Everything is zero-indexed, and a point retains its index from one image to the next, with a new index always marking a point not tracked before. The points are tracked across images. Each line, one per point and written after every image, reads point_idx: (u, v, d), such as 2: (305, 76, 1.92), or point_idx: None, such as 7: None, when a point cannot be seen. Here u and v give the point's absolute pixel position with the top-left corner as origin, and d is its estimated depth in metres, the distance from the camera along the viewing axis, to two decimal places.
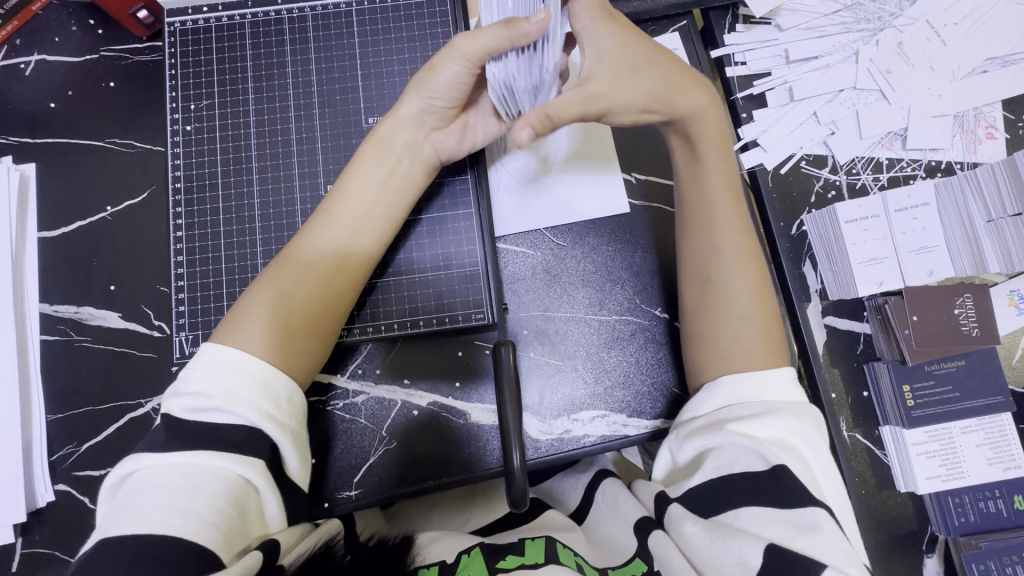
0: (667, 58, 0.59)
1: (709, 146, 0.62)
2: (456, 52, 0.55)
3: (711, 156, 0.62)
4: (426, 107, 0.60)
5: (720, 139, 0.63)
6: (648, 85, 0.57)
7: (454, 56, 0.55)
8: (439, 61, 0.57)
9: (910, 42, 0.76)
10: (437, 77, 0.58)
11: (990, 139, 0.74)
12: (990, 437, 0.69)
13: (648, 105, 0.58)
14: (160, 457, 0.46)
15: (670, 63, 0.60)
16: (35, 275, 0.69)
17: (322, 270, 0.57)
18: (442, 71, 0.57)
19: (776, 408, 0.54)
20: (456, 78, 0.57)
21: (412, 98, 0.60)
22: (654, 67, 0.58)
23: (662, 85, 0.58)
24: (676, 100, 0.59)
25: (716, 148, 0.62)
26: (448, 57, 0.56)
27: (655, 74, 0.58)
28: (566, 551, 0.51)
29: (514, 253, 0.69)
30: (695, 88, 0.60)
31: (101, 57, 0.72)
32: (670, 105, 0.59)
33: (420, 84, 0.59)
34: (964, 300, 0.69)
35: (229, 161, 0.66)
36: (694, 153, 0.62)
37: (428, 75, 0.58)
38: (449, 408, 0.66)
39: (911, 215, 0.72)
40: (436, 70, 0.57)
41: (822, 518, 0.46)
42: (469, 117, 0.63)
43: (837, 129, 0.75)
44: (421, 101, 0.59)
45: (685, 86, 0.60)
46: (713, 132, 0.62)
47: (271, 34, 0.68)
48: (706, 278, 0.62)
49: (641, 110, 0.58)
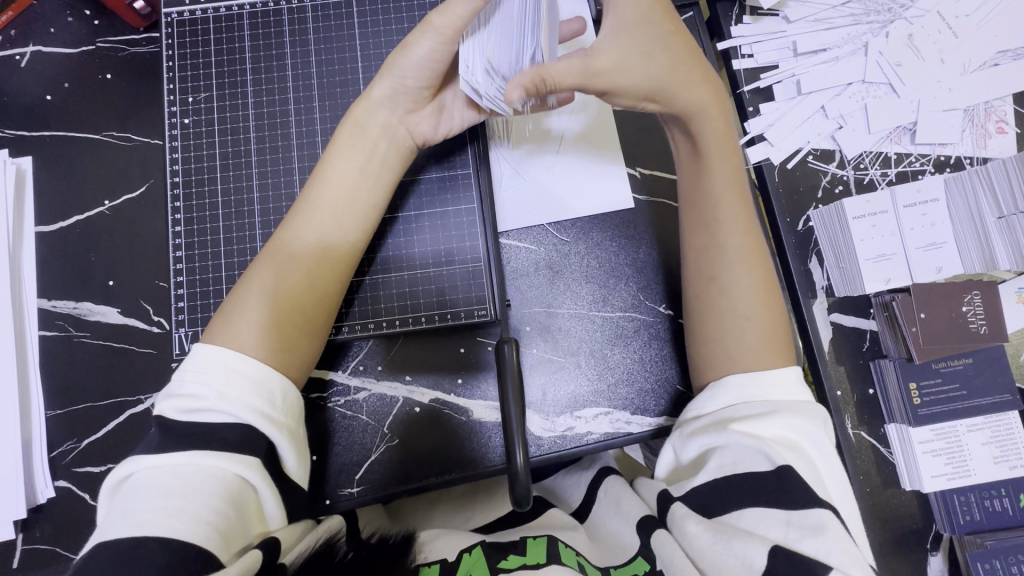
0: (687, 46, 0.58)
1: (712, 145, 0.61)
2: (431, 28, 0.54)
3: (716, 153, 0.61)
4: (400, 87, 0.58)
5: (726, 137, 0.61)
6: (653, 71, 0.56)
7: (428, 32, 0.54)
8: (412, 39, 0.55)
9: (922, 34, 0.74)
10: (410, 56, 0.56)
11: (1000, 133, 0.73)
12: (996, 435, 0.68)
13: (648, 93, 0.57)
14: (156, 457, 0.45)
15: (688, 52, 0.58)
16: (33, 270, 0.68)
17: (307, 261, 0.56)
18: (414, 48, 0.55)
19: (783, 407, 0.53)
20: (430, 54, 0.55)
21: (384, 79, 0.58)
22: (667, 54, 0.57)
23: (668, 74, 0.56)
24: (683, 95, 0.58)
25: (722, 146, 0.61)
26: (420, 33, 0.54)
27: (666, 62, 0.56)
28: (568, 551, 0.51)
29: (517, 248, 0.68)
30: (701, 85, 0.58)
31: (97, 49, 0.71)
32: (672, 98, 0.58)
33: (391, 64, 0.58)
34: (972, 298, 0.69)
35: (228, 155, 0.65)
36: (695, 151, 0.61)
37: (401, 54, 0.57)
38: (450, 405, 0.65)
39: (920, 211, 0.72)
40: (408, 48, 0.56)
41: (827, 519, 0.45)
42: (443, 97, 0.61)
43: (845, 123, 0.74)
44: (392, 81, 0.58)
45: (691, 82, 0.58)
46: (718, 131, 0.61)
47: (270, 25, 0.67)
48: (709, 276, 0.61)
49: (640, 97, 0.57)
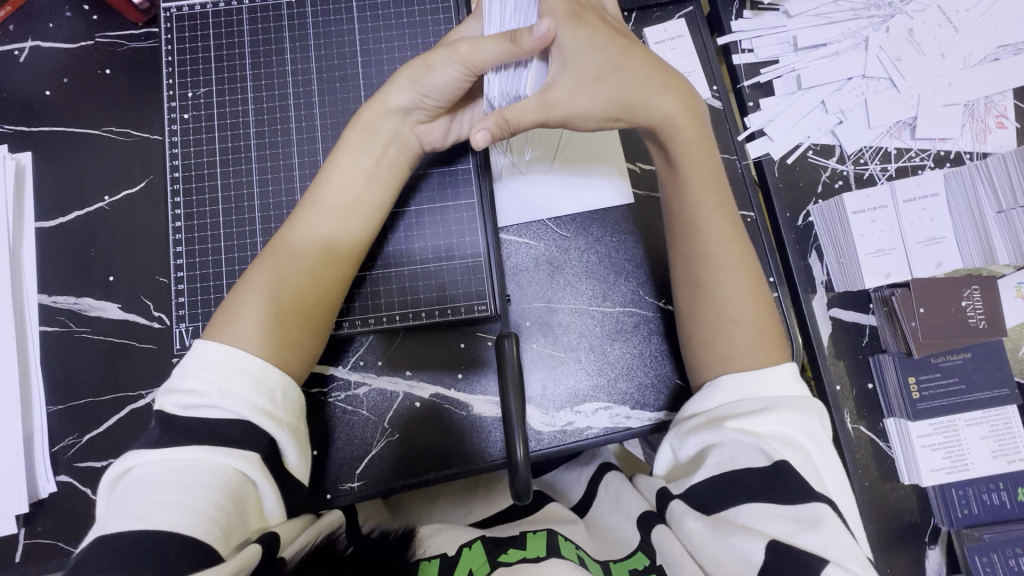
0: (642, 58, 0.57)
1: (683, 154, 0.60)
2: (455, 57, 0.54)
3: (689, 161, 0.60)
4: (419, 103, 0.58)
5: (699, 144, 0.61)
6: (607, 94, 0.56)
7: (452, 60, 0.54)
8: (435, 60, 0.55)
9: (921, 29, 0.74)
10: (432, 78, 0.56)
11: (1000, 128, 0.73)
12: (995, 429, 0.68)
13: (611, 113, 0.57)
14: (158, 453, 0.46)
15: (645, 63, 0.58)
16: (34, 265, 0.68)
17: (311, 260, 0.56)
18: (437, 72, 0.56)
19: (778, 403, 0.53)
20: (451, 81, 0.56)
21: (402, 89, 0.58)
22: (620, 73, 0.56)
23: (628, 91, 0.56)
24: (644, 107, 0.57)
25: (696, 154, 0.61)
26: (445, 57, 0.55)
27: (621, 80, 0.56)
28: (567, 544, 0.51)
29: (517, 244, 0.68)
30: (665, 94, 0.58)
31: (96, 44, 0.71)
32: (635, 112, 0.58)
33: (414, 78, 0.57)
34: (971, 293, 0.69)
35: (227, 150, 0.65)
36: (669, 160, 0.61)
37: (424, 72, 0.56)
38: (450, 400, 0.66)
39: (920, 206, 0.72)
40: (432, 69, 0.56)
41: (825, 513, 0.45)
42: (458, 112, 0.62)
43: (845, 118, 0.74)
44: (413, 95, 0.57)
45: (655, 92, 0.57)
46: (689, 138, 0.60)
47: (269, 20, 0.67)
48: (694, 282, 0.61)
49: (604, 118, 0.57)
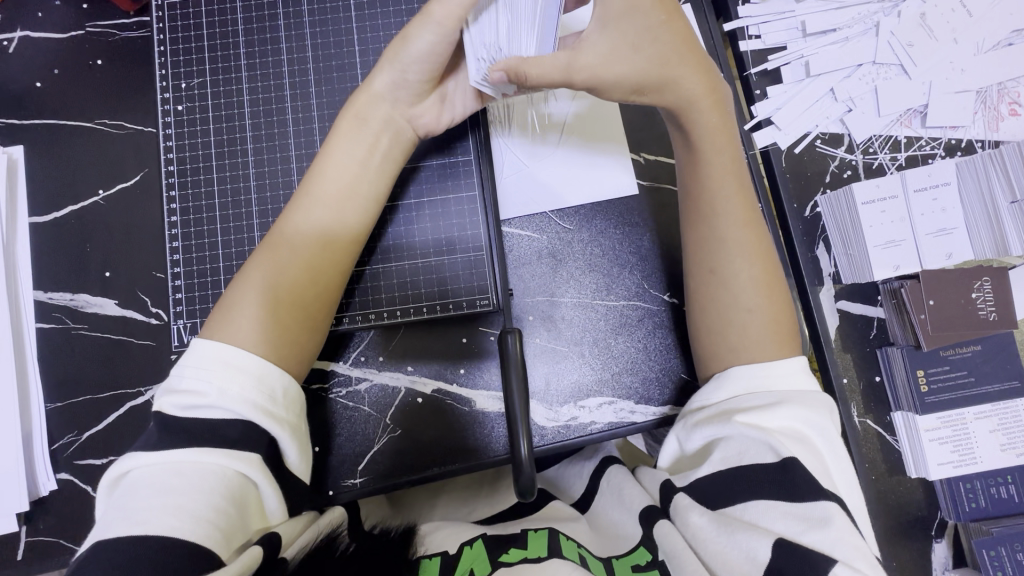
0: (681, 32, 0.56)
1: (704, 137, 0.59)
2: (431, 20, 0.51)
3: (707, 144, 0.59)
4: (401, 81, 0.56)
5: (720, 128, 0.60)
6: (640, 64, 0.54)
7: (427, 24, 0.52)
8: (412, 30, 0.53)
9: (934, 13, 0.72)
10: (411, 49, 0.54)
11: (1013, 116, 0.71)
12: (1004, 422, 0.68)
13: (639, 85, 0.55)
14: (154, 455, 0.45)
15: (682, 38, 0.56)
16: (27, 261, 0.67)
17: (308, 251, 0.55)
18: (415, 41, 0.53)
19: (789, 398, 0.52)
20: (431, 48, 0.53)
21: (386, 71, 0.56)
22: (655, 44, 0.54)
23: (656, 66, 0.55)
24: (675, 88, 0.56)
25: (716, 137, 0.59)
26: (421, 26, 0.52)
27: (655, 52, 0.54)
28: (569, 543, 0.51)
29: (520, 237, 0.67)
30: (694, 72, 0.57)
31: (87, 34, 0.70)
32: (663, 89, 0.56)
33: (393, 56, 0.55)
34: (982, 284, 0.68)
35: (223, 143, 0.63)
36: (687, 142, 0.60)
37: (402, 46, 0.55)
38: (453, 396, 0.65)
39: (931, 196, 0.70)
40: (409, 40, 0.54)
41: (832, 512, 0.44)
42: (446, 89, 0.59)
43: (854, 106, 0.73)
44: (394, 74, 0.56)
45: (686, 69, 0.56)
46: (712, 120, 0.59)
47: (264, 8, 0.65)
48: (709, 269, 0.60)
49: (630, 90, 0.55)
